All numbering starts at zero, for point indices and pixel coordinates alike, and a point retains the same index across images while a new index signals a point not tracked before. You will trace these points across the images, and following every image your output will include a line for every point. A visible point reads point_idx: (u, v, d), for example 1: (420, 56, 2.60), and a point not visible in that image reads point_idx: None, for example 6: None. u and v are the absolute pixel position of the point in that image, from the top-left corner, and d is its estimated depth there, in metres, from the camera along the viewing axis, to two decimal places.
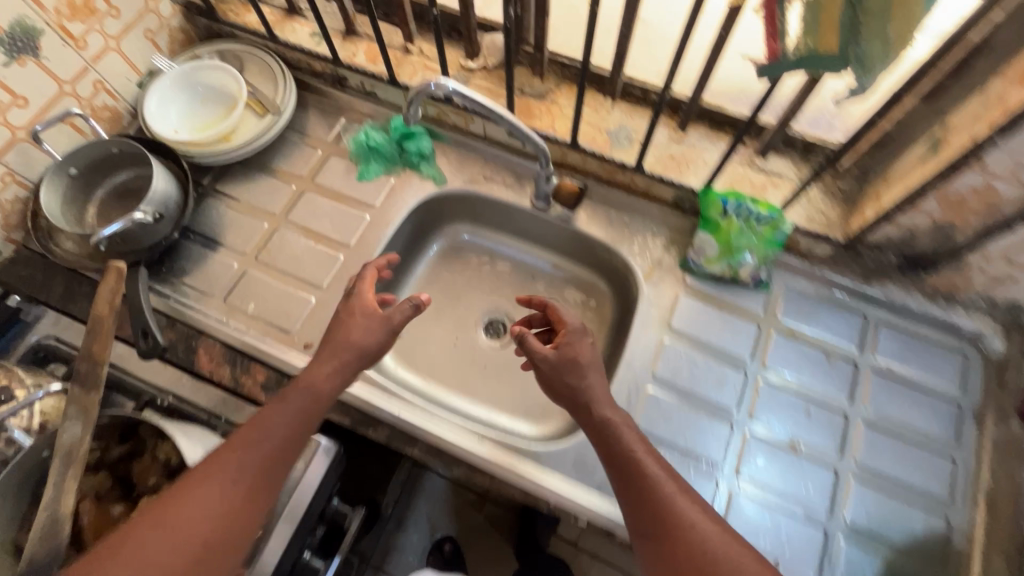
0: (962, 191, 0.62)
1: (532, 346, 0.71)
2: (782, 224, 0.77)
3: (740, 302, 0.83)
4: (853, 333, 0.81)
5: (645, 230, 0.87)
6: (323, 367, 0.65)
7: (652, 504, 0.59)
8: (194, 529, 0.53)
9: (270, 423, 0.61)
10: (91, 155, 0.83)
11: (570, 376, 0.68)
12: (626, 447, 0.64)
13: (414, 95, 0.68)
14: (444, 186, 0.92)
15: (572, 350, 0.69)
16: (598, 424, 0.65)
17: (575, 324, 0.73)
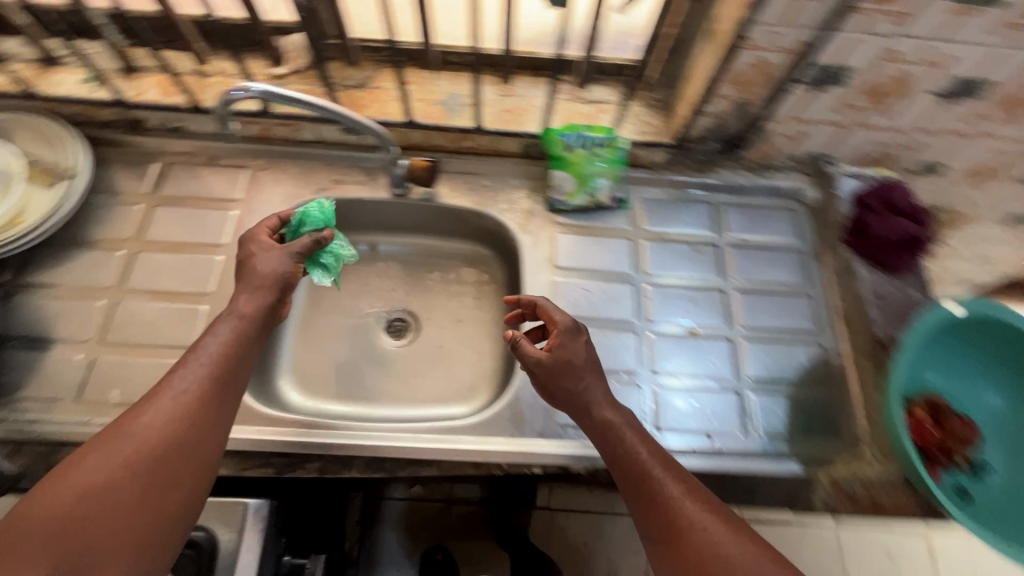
0: (743, 68, 0.72)
1: (525, 352, 0.65)
2: (620, 141, 0.84)
3: (609, 224, 0.89)
4: (706, 220, 0.91)
5: (507, 186, 0.89)
6: (213, 357, 0.56)
7: (652, 485, 0.55)
8: (105, 475, 0.45)
9: (154, 407, 0.50)
10: None
11: (568, 379, 0.63)
12: (631, 454, 0.58)
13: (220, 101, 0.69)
14: (294, 201, 0.86)
15: (566, 351, 0.65)
16: (600, 427, 0.61)
17: (566, 323, 0.68)
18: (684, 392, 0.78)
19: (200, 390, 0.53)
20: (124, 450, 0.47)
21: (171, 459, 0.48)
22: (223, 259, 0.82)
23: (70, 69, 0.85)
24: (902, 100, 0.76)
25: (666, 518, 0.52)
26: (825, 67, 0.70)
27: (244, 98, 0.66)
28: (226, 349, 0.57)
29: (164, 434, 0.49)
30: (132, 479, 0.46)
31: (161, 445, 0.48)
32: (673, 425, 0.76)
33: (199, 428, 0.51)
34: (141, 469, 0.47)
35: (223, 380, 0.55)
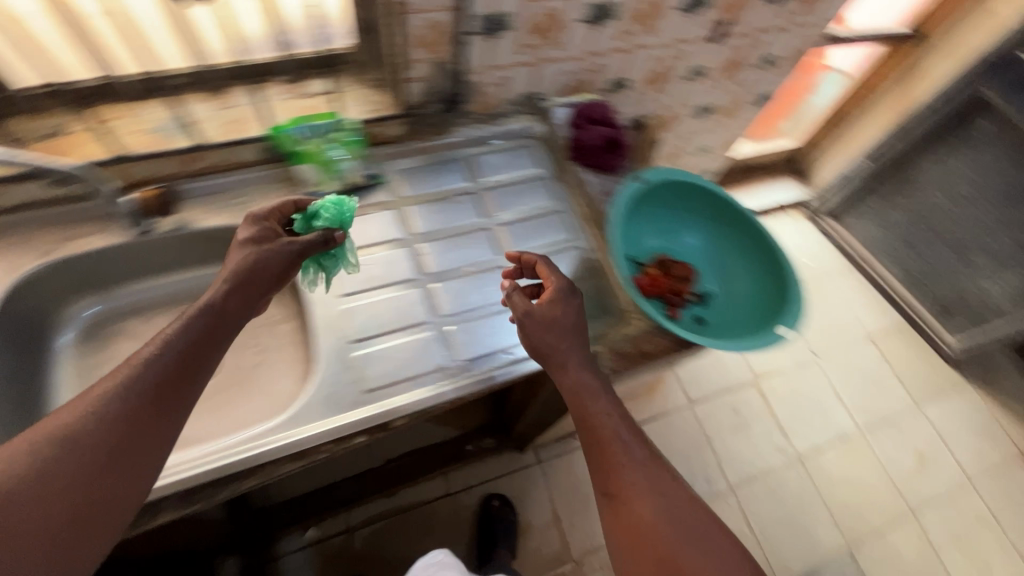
0: (419, 31, 0.81)
1: (513, 305, 0.77)
2: (348, 122, 0.89)
3: (370, 201, 0.94)
4: (458, 173, 1.01)
5: (259, 194, 0.90)
6: (176, 349, 0.61)
7: (619, 460, 0.71)
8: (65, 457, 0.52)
9: (153, 368, 0.59)
10: None
11: (550, 330, 0.77)
12: (592, 408, 0.74)
13: None
14: (17, 272, 0.78)
15: (554, 309, 0.77)
16: (568, 390, 0.76)
17: (561, 286, 0.80)
18: (474, 322, 0.87)
19: (182, 354, 0.62)
20: (128, 427, 0.56)
21: (135, 450, 0.56)
22: None
23: None
24: (561, 31, 0.91)
25: (613, 475, 0.70)
26: (485, 17, 0.82)
27: None
28: (187, 348, 0.62)
29: (124, 438, 0.55)
30: (104, 460, 0.54)
31: (119, 442, 0.55)
32: (471, 353, 0.84)
33: (157, 425, 0.58)
34: (113, 452, 0.54)
35: (174, 379, 0.60)
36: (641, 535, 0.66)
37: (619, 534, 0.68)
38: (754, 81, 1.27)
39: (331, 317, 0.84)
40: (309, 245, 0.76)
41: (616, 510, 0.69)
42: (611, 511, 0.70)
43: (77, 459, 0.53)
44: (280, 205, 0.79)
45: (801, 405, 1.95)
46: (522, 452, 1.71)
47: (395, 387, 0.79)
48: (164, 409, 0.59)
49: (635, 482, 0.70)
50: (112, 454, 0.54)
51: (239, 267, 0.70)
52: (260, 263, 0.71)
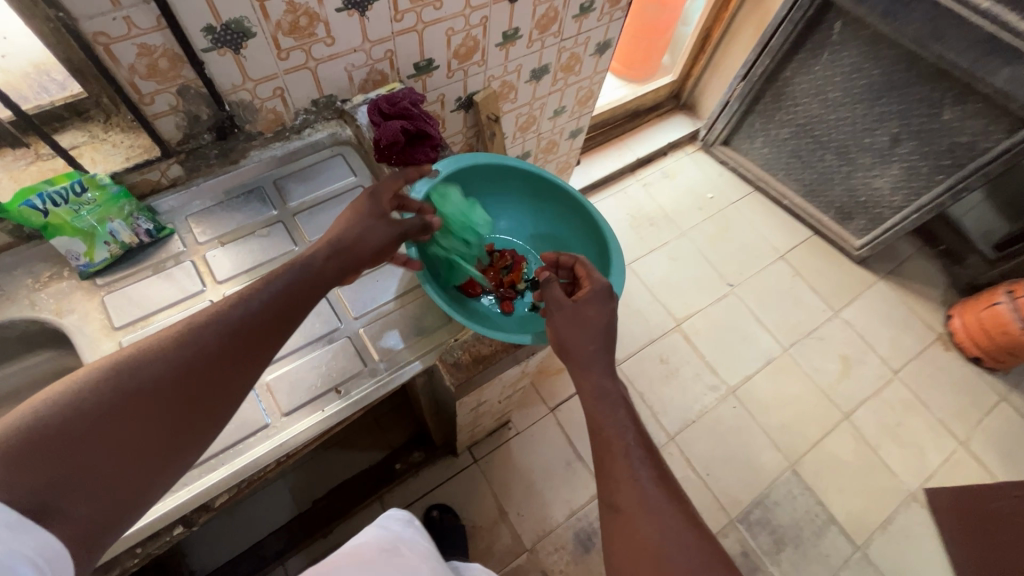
0: (136, 61, 0.70)
1: (553, 294, 0.79)
2: (100, 179, 0.78)
3: (160, 257, 0.84)
4: (263, 202, 0.90)
5: (20, 280, 0.79)
6: (209, 339, 0.56)
7: (623, 461, 0.69)
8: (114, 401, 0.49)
9: (226, 317, 0.58)
10: None
11: (577, 324, 0.77)
12: (606, 421, 0.73)
13: None
14: None
15: (586, 309, 0.78)
16: (596, 390, 0.75)
17: (596, 294, 0.79)
18: (298, 367, 0.78)
19: (252, 321, 0.59)
20: (196, 361, 0.55)
21: (181, 412, 0.53)
22: None
23: None
24: (320, 26, 0.82)
25: (621, 488, 0.67)
26: (211, 28, 0.72)
27: None
28: (285, 288, 0.63)
29: (179, 385, 0.53)
30: (144, 406, 0.51)
31: (172, 389, 0.53)
32: (294, 404, 0.76)
33: (239, 370, 0.57)
34: (173, 394, 0.53)
35: (244, 340, 0.58)
36: (626, 540, 0.63)
37: (612, 540, 0.65)
38: (582, 31, 1.20)
39: None
40: (413, 230, 0.76)
41: (615, 520, 0.66)
42: (611, 521, 0.66)
43: (149, 376, 0.52)
44: (396, 189, 0.75)
45: (727, 338, 1.97)
46: (457, 456, 1.66)
47: (204, 466, 0.70)
48: (195, 376, 0.54)
49: (637, 487, 0.66)
50: (168, 391, 0.53)
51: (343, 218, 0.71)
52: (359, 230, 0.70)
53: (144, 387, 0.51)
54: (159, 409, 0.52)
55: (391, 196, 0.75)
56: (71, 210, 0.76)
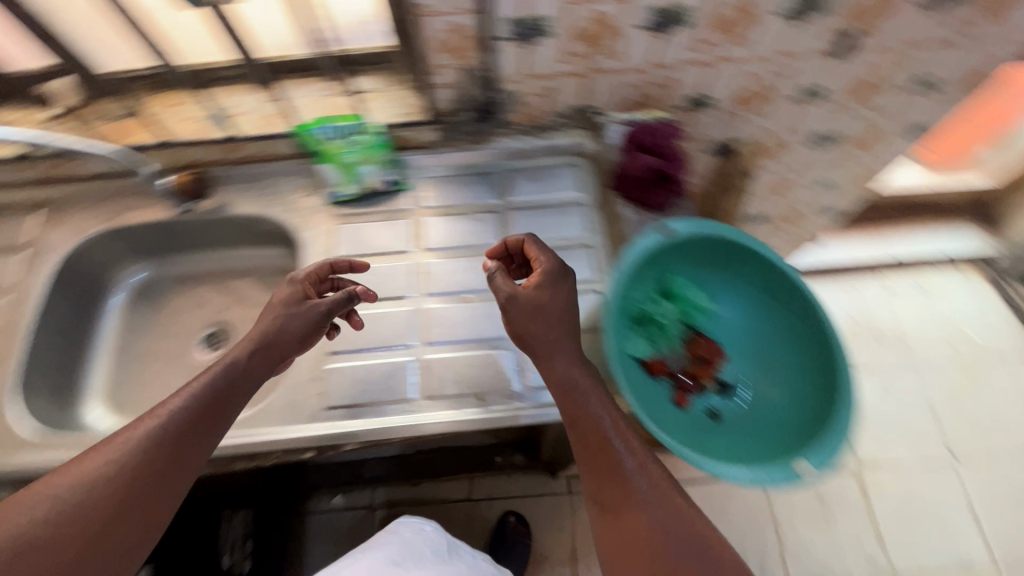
0: (441, 34, 0.73)
1: (502, 282, 0.71)
2: (373, 128, 0.85)
3: (390, 207, 0.91)
4: (488, 188, 0.93)
5: (287, 187, 0.92)
6: (170, 428, 0.60)
7: (610, 459, 0.63)
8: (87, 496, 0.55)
9: (112, 465, 0.57)
10: None
11: (537, 319, 0.70)
12: (580, 409, 0.66)
13: None
14: (82, 234, 0.90)
15: (538, 295, 0.71)
16: (562, 387, 0.67)
17: (548, 272, 0.72)
18: (456, 357, 0.79)
19: (183, 426, 0.61)
20: (112, 497, 0.56)
21: (124, 522, 0.56)
22: (8, 298, 0.84)
23: None
24: (615, 39, 0.77)
25: (616, 485, 0.62)
26: (513, 20, 0.72)
27: None
28: (210, 394, 0.64)
29: (100, 519, 0.55)
30: (118, 498, 0.57)
31: (69, 541, 0.54)
32: (440, 391, 0.77)
33: (184, 465, 0.60)
34: (120, 506, 0.56)
35: (205, 422, 0.62)
36: (630, 539, 0.60)
37: (607, 540, 0.62)
38: (903, 108, 0.97)
39: None
40: (336, 303, 0.75)
41: (611, 523, 0.62)
42: (600, 521, 0.63)
43: (67, 518, 0.54)
44: (316, 274, 0.77)
45: (918, 515, 1.55)
46: (553, 480, 1.61)
47: (352, 409, 0.76)
48: (123, 498, 0.57)
49: (632, 482, 0.62)
50: (74, 537, 0.54)
51: (228, 357, 0.67)
52: (279, 324, 0.71)
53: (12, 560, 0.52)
54: (99, 529, 0.55)
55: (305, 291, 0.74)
56: (343, 146, 0.86)
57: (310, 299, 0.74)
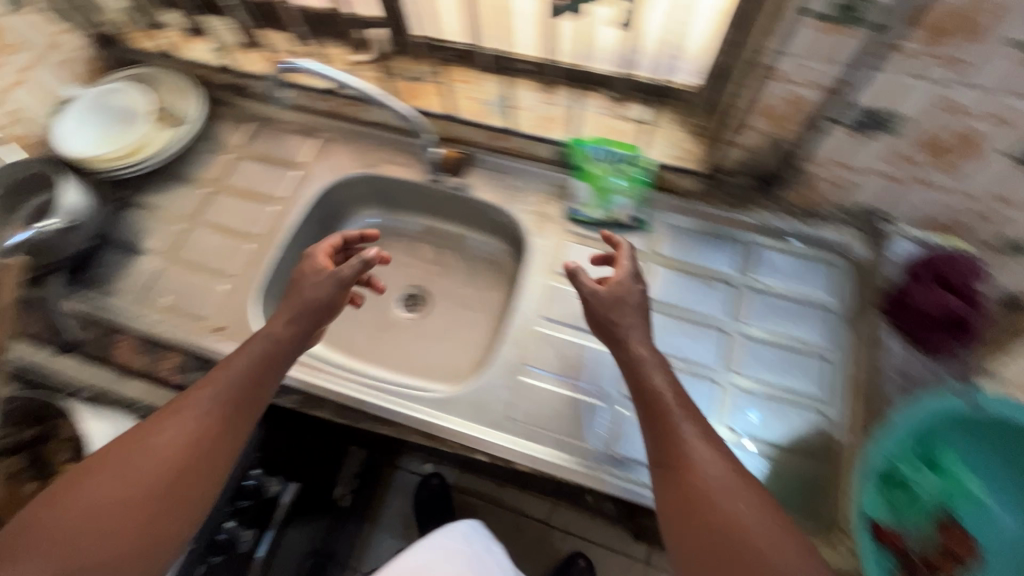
0: (776, 101, 0.69)
1: (583, 279, 0.71)
2: (646, 164, 0.83)
3: (625, 243, 0.89)
4: (729, 257, 0.87)
5: (532, 189, 0.93)
6: (223, 393, 0.59)
7: (675, 434, 0.57)
8: (141, 467, 0.53)
9: (164, 441, 0.55)
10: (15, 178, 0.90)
11: (613, 313, 0.69)
12: (644, 380, 0.63)
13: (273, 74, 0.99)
14: (344, 171, 0.98)
15: (621, 288, 0.70)
16: (632, 362, 0.65)
17: (628, 272, 0.72)
18: None
19: (221, 400, 0.59)
20: (153, 478, 0.53)
21: (162, 507, 0.52)
22: (277, 209, 0.95)
23: (207, 39, 1.04)
24: None
25: (683, 468, 0.55)
26: (867, 110, 0.64)
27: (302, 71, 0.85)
28: (252, 365, 0.62)
29: (145, 500, 0.52)
30: (173, 464, 0.54)
31: (119, 517, 0.50)
32: (628, 453, 0.72)
33: (223, 442, 0.57)
34: (172, 474, 0.54)
35: (244, 385, 0.61)
36: (692, 526, 0.52)
37: (680, 535, 0.52)
38: None
39: (524, 334, 0.83)
40: (349, 271, 0.71)
41: (680, 509, 0.53)
42: (673, 486, 0.55)
43: (114, 496, 0.51)
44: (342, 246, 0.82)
45: None
46: (634, 544, 1.53)
47: (537, 433, 0.75)
48: (167, 478, 0.53)
49: (694, 455, 0.56)
50: (118, 515, 0.50)
51: (250, 341, 0.65)
52: (301, 288, 0.71)
53: (74, 533, 0.48)
54: (139, 513, 0.51)
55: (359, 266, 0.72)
56: (608, 171, 0.85)
57: (331, 270, 0.72)
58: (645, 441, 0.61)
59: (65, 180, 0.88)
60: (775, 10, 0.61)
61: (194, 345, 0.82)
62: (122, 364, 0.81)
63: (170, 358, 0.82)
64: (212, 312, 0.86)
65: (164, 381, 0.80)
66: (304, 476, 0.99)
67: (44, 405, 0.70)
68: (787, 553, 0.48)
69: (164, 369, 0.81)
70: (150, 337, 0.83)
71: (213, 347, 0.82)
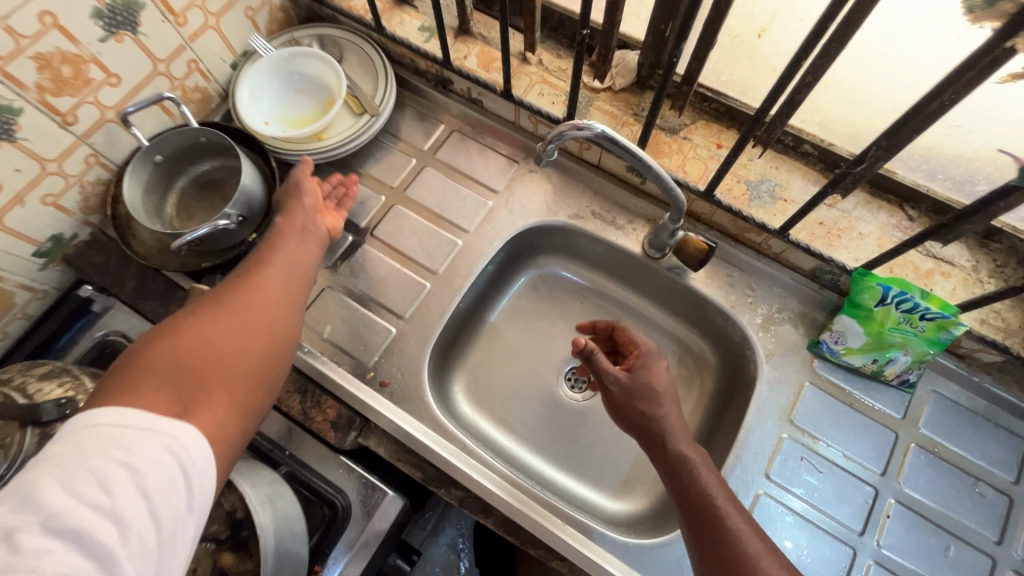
0: None
1: (603, 363, 0.66)
2: (957, 328, 0.62)
3: (876, 403, 0.72)
4: (1011, 460, 0.69)
5: (771, 300, 0.76)
6: (283, 265, 0.62)
7: (717, 517, 0.54)
8: (229, 317, 0.53)
9: (249, 293, 0.56)
10: (179, 143, 0.78)
11: (642, 405, 0.64)
12: (692, 476, 0.58)
13: (555, 135, 0.59)
14: (546, 217, 0.82)
15: (646, 374, 0.66)
16: (674, 461, 0.60)
17: (649, 352, 0.69)
18: None
19: (280, 267, 0.62)
20: (243, 316, 0.54)
21: (255, 335, 0.54)
22: (461, 246, 0.81)
23: (416, 13, 0.87)
24: None
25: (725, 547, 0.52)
26: None
27: (582, 136, 0.58)
28: (297, 249, 0.65)
29: (243, 331, 0.53)
30: (255, 311, 0.55)
31: (223, 344, 0.50)
32: None
33: (290, 300, 0.60)
34: (255, 315, 0.55)
35: (294, 261, 0.64)
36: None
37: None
38: None
39: (738, 490, 0.68)
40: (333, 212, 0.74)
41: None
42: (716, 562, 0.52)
43: (215, 332, 0.51)
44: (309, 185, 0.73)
45: None
46: None
47: None
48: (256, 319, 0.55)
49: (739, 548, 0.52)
50: (222, 342, 0.50)
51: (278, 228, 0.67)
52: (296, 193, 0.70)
53: (195, 352, 0.48)
54: (243, 344, 0.52)
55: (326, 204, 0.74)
56: (897, 319, 0.66)
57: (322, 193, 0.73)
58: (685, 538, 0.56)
59: (241, 156, 0.74)
60: None
61: (353, 399, 0.71)
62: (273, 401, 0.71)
63: (327, 409, 0.70)
64: (377, 360, 0.74)
65: (317, 433, 0.70)
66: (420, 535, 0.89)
67: None
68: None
69: (319, 420, 0.70)
70: (308, 374, 0.72)
71: (374, 408, 0.70)
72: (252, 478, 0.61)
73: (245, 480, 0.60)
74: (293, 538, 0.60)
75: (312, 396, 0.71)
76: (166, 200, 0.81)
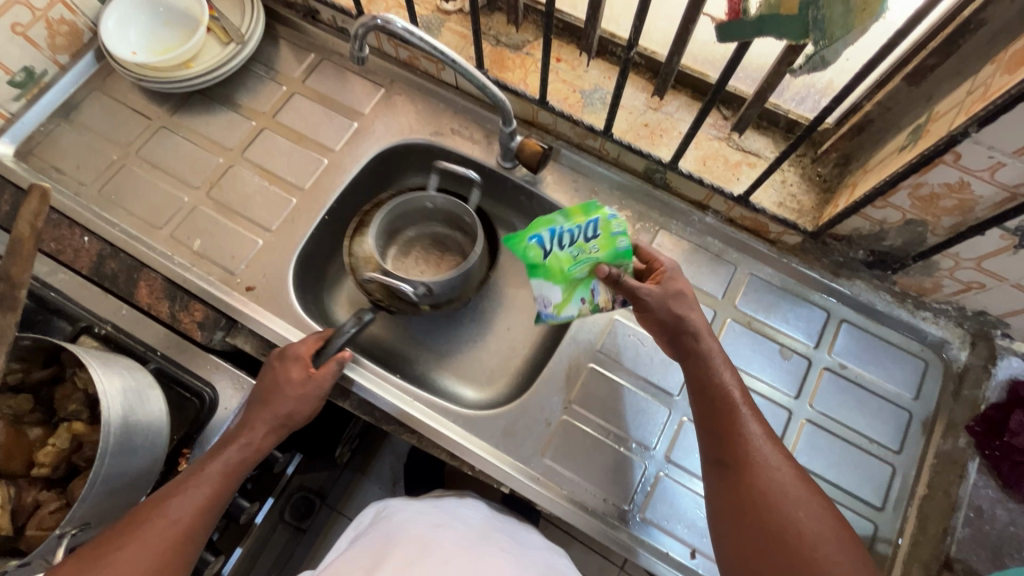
0: (935, 187, 0.58)
1: (630, 283, 0.63)
2: (615, 227, 0.63)
3: (699, 285, 0.79)
4: (812, 328, 0.77)
5: (611, 201, 0.83)
6: (199, 499, 0.59)
7: (743, 452, 0.57)
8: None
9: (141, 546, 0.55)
10: (450, 209, 0.86)
11: (676, 307, 0.64)
12: (711, 376, 0.61)
13: (360, 28, 0.67)
14: (408, 134, 0.88)
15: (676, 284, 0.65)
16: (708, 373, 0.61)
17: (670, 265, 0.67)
18: (690, 492, 0.70)
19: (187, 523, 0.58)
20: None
21: None
22: (327, 164, 0.86)
23: None
24: None
25: (736, 443, 0.57)
26: None
27: (385, 30, 0.66)
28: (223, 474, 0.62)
29: None
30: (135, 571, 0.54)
31: None
32: (655, 518, 0.69)
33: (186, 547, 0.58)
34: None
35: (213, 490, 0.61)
36: (748, 514, 0.55)
37: (733, 517, 0.56)
38: None
39: (569, 367, 0.76)
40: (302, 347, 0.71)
41: (735, 479, 0.57)
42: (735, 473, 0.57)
43: None
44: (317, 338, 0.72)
45: None
46: None
47: (565, 477, 0.71)
48: None
49: (750, 446, 0.57)
50: None
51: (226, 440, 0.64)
52: (272, 390, 0.67)
53: None
54: None
55: (311, 352, 0.71)
56: (569, 256, 0.65)
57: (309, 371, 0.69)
58: (700, 428, 0.62)
59: (479, 245, 0.79)
60: (987, 88, 0.50)
61: (223, 304, 0.77)
62: (144, 307, 0.75)
63: (194, 311, 0.75)
64: (243, 269, 0.80)
65: (186, 333, 0.74)
66: (311, 446, 0.93)
67: (50, 347, 0.63)
68: (838, 549, 0.52)
69: (187, 321, 0.74)
70: (178, 283, 0.78)
71: (241, 310, 0.77)
72: (104, 359, 0.63)
73: (93, 359, 0.61)
74: (141, 426, 0.61)
75: (181, 301, 0.75)
76: (410, 227, 0.91)
